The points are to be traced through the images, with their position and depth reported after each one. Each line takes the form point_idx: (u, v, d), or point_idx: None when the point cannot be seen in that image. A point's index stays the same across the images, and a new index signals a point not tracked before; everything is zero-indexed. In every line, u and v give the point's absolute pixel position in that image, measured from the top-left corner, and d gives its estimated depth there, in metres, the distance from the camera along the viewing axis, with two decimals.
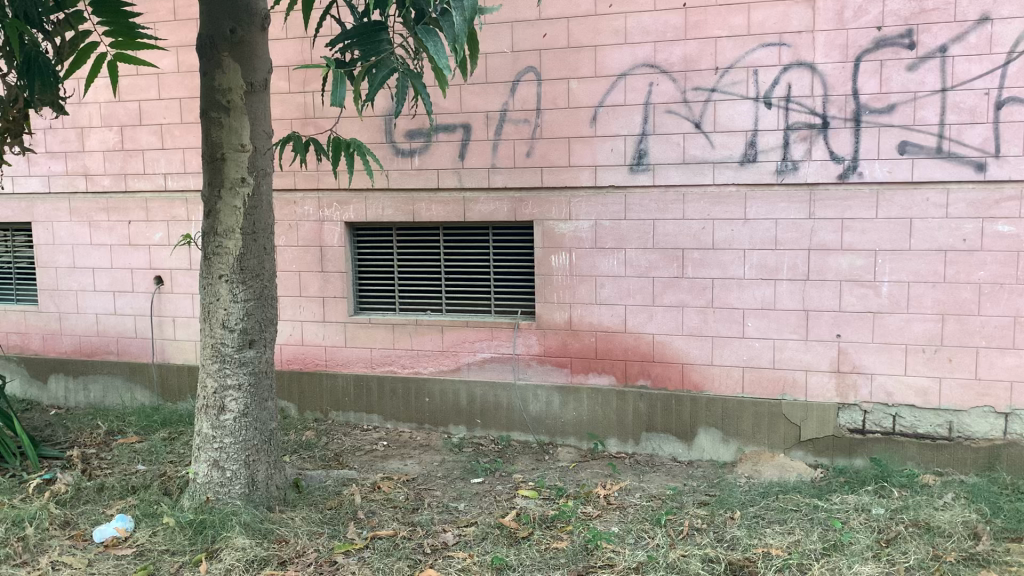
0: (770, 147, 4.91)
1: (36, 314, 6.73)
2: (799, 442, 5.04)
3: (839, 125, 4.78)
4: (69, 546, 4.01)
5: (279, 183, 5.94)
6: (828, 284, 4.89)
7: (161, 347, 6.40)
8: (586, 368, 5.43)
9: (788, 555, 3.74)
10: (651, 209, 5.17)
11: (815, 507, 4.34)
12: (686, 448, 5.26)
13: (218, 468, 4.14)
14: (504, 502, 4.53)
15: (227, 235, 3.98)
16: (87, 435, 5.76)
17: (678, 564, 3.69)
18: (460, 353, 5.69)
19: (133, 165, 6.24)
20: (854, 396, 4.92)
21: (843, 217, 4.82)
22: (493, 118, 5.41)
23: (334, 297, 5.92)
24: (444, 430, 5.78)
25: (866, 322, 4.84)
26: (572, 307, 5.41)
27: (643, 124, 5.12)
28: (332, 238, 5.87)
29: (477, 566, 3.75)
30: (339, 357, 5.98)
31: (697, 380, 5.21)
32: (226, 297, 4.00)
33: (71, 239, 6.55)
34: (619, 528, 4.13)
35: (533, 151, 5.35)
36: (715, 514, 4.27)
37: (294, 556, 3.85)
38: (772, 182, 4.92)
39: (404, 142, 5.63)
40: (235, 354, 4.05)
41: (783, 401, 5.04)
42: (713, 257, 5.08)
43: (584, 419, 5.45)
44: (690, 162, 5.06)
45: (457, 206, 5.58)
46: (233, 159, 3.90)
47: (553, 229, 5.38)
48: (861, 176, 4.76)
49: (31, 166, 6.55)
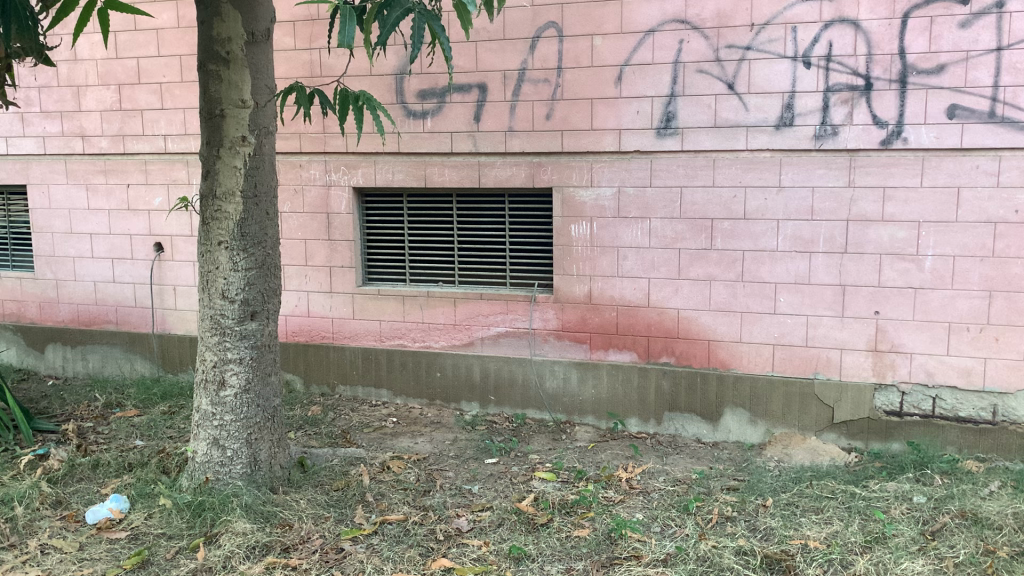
0: (808, 110, 4.58)
1: (32, 282, 6.48)
2: (831, 424, 4.77)
3: (883, 87, 4.45)
4: (60, 528, 3.78)
5: (285, 146, 5.63)
6: (867, 258, 4.59)
7: (161, 317, 6.14)
8: (606, 344, 5.16)
9: (827, 548, 3.49)
10: (679, 176, 4.86)
11: (852, 495, 4.07)
12: (711, 429, 4.99)
13: (218, 447, 3.89)
14: (520, 485, 4.28)
15: (227, 199, 3.69)
16: (84, 408, 5.53)
17: (710, 556, 3.44)
18: (473, 327, 5.43)
19: (131, 126, 5.94)
20: (891, 376, 4.64)
21: (885, 185, 4.51)
22: (510, 78, 5.09)
23: (342, 267, 5.64)
24: (455, 406, 5.53)
25: (907, 298, 4.54)
26: (592, 280, 5.13)
27: (672, 85, 4.80)
28: (340, 204, 5.58)
29: (494, 556, 3.51)
30: (346, 330, 5.71)
31: (724, 358, 4.93)
32: (225, 265, 3.73)
33: (67, 203, 6.27)
34: (644, 516, 3.88)
35: (554, 113, 5.03)
36: (746, 501, 4.02)
37: (298, 543, 3.60)
38: (809, 148, 4.61)
39: (416, 102, 5.32)
40: (236, 327, 3.79)
41: (815, 380, 4.76)
42: (744, 227, 4.78)
43: (603, 397, 5.19)
44: (721, 126, 4.74)
45: (471, 171, 5.28)
46: (233, 115, 3.61)
47: (573, 197, 5.09)
48: (906, 142, 4.44)
49: (25, 126, 6.27)
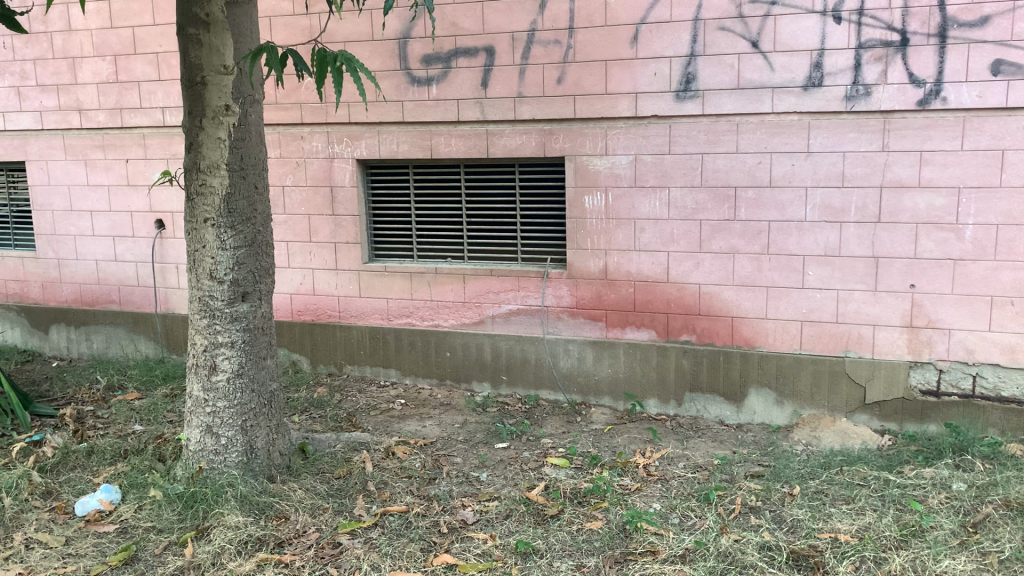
0: (838, 69, 4.25)
1: (34, 261, 6.32)
2: (862, 405, 4.48)
3: (921, 42, 4.11)
4: (48, 521, 3.60)
5: (285, 117, 5.38)
6: (902, 227, 4.27)
7: (164, 296, 5.97)
8: (622, 322, 4.90)
9: (858, 542, 3.24)
10: (699, 142, 4.55)
11: (886, 482, 3.79)
12: (735, 410, 4.73)
13: (212, 435, 3.69)
14: (531, 472, 4.05)
15: (212, 172, 3.45)
16: (85, 391, 5.38)
17: (732, 552, 3.19)
18: (484, 305, 5.19)
19: (128, 99, 5.72)
20: (928, 353, 4.34)
21: (922, 149, 4.18)
22: (519, 40, 4.80)
23: (347, 243, 5.41)
24: (467, 387, 5.31)
25: (946, 270, 4.23)
26: (607, 254, 4.86)
27: (692, 44, 4.48)
28: (343, 177, 5.34)
29: (500, 551, 3.29)
30: (353, 308, 5.50)
31: (748, 336, 4.66)
32: (213, 244, 3.51)
33: (66, 179, 6.09)
34: (661, 506, 3.64)
35: (565, 77, 4.74)
36: (771, 489, 3.76)
37: (292, 537, 3.41)
38: (839, 110, 4.28)
39: (420, 68, 5.03)
40: (226, 309, 3.57)
41: (846, 359, 4.47)
42: (770, 196, 4.47)
43: (620, 376, 4.94)
44: (745, 87, 4.42)
45: (479, 140, 5.00)
46: (215, 83, 3.36)
47: (587, 166, 4.81)
48: (945, 102, 4.10)
49: (22, 100, 6.06)
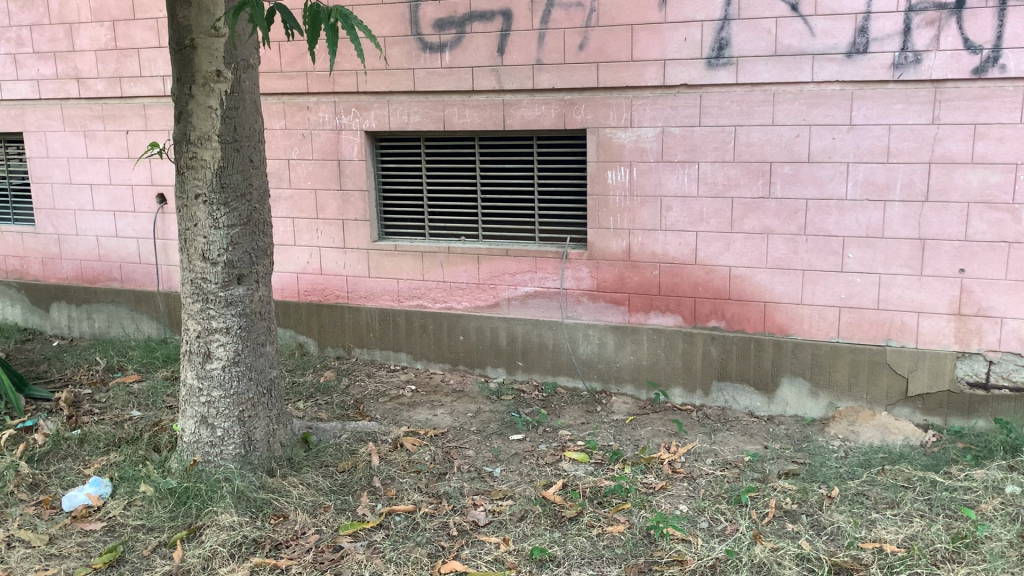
0: (886, 34, 3.90)
1: (34, 236, 6.10)
2: (904, 398, 4.17)
3: (978, 4, 3.75)
4: (33, 516, 3.37)
5: (290, 86, 5.09)
6: (951, 207, 3.94)
7: (166, 274, 5.72)
8: (646, 306, 4.61)
9: (907, 554, 2.95)
10: (732, 113, 4.23)
11: (933, 484, 3.49)
12: (766, 401, 4.43)
13: (207, 427, 3.45)
14: (548, 468, 3.78)
15: (203, 144, 3.18)
16: (83, 373, 5.16)
17: (769, 564, 2.92)
18: (499, 287, 4.91)
19: (128, 67, 5.45)
20: (977, 343, 4.02)
21: (977, 122, 3.84)
22: (538, 2, 4.48)
23: (355, 220, 5.14)
24: (480, 372, 5.05)
25: (999, 254, 3.90)
26: (631, 234, 4.55)
27: (725, 7, 4.14)
28: (351, 150, 5.06)
29: (514, 557, 3.03)
30: (362, 289, 5.24)
31: (782, 322, 4.35)
32: (204, 222, 3.25)
33: (66, 151, 5.84)
34: (688, 508, 3.37)
35: (588, 42, 4.42)
36: (808, 490, 3.47)
37: (290, 539, 3.16)
38: (885, 79, 3.94)
39: (433, 34, 4.72)
40: (220, 292, 3.31)
41: (888, 348, 4.16)
42: (808, 172, 4.15)
43: (643, 363, 4.65)
44: (782, 54, 4.08)
45: (495, 111, 4.69)
46: (205, 46, 3.09)
47: (610, 139, 4.50)
48: (1004, 70, 3.74)
49: (18, 69, 5.82)
